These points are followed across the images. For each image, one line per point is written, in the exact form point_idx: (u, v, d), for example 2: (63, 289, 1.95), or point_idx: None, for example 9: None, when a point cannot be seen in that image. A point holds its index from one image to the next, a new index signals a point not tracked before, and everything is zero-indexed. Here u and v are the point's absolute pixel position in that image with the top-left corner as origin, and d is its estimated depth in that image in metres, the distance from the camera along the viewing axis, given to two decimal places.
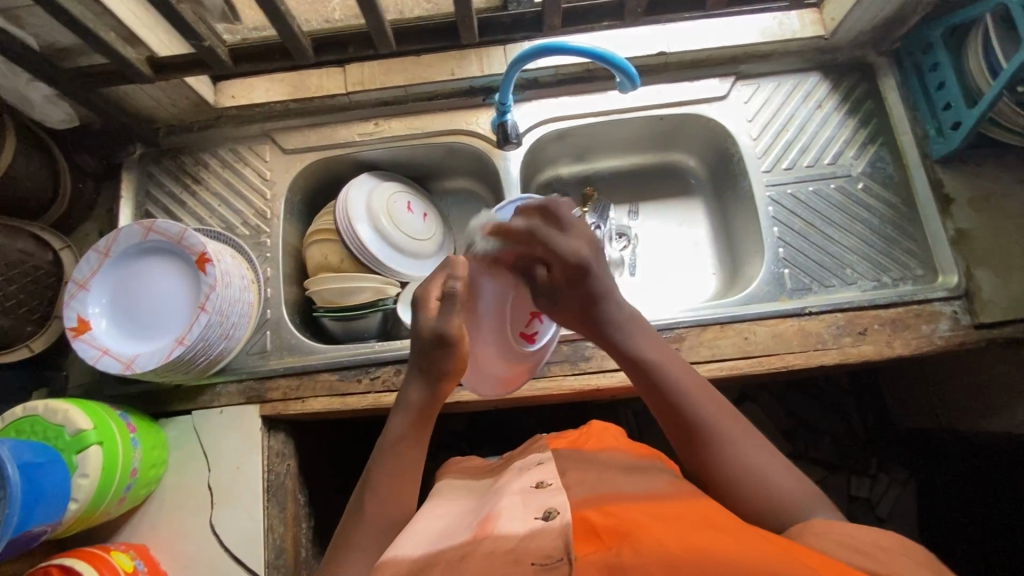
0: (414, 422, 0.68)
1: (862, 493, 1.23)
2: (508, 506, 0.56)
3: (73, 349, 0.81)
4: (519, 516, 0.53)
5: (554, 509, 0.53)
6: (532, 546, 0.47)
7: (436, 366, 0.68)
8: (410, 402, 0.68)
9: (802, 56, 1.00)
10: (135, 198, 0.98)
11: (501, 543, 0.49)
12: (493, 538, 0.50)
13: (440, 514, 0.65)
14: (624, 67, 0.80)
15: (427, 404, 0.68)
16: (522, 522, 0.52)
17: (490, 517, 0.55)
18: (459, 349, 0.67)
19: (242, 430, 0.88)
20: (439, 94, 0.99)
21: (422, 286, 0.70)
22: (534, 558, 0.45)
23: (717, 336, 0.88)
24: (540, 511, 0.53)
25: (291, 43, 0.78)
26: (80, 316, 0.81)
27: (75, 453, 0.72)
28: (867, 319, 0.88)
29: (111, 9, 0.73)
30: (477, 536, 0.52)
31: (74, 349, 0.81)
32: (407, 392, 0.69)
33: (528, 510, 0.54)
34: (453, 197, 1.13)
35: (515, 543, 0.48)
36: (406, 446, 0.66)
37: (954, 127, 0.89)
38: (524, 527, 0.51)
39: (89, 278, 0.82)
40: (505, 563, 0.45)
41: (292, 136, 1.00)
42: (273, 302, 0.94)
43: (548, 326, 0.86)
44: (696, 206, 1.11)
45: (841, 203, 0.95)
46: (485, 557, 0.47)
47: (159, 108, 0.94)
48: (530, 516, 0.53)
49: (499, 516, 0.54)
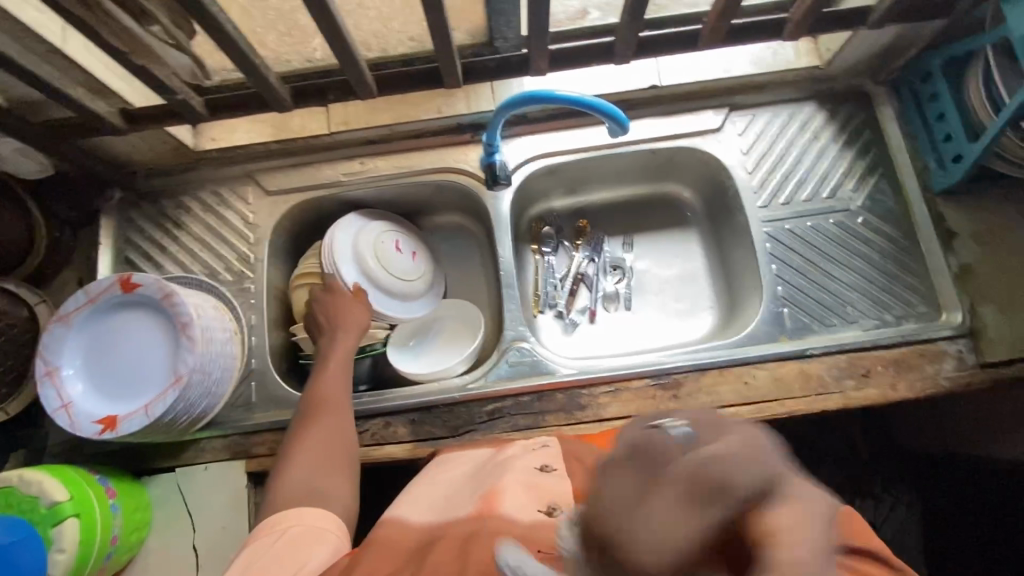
0: (343, 321, 0.87)
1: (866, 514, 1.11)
2: (511, 485, 0.61)
3: (42, 389, 0.77)
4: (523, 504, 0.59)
5: (558, 505, 0.57)
6: (542, 539, 0.51)
7: (336, 313, 0.88)
8: (333, 315, 0.88)
9: (799, 86, 0.97)
10: (115, 244, 0.95)
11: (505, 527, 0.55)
12: (496, 518, 0.56)
13: (446, 498, 0.63)
14: (612, 113, 0.77)
15: (355, 320, 0.88)
16: (527, 511, 0.57)
17: (494, 494, 0.60)
18: (343, 299, 0.90)
19: (228, 487, 0.85)
20: (425, 132, 0.97)
21: (332, 279, 0.91)
22: (540, 547, 0.49)
23: (717, 382, 0.85)
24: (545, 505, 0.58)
25: (269, 94, 0.74)
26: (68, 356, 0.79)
27: (52, 527, 0.70)
28: (870, 360, 0.85)
29: (81, 64, 0.70)
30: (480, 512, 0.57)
31: (43, 390, 0.77)
32: (326, 313, 0.88)
33: (530, 498, 0.60)
34: (443, 233, 1.08)
35: (522, 530, 0.53)
36: (323, 380, 0.82)
37: (955, 159, 0.87)
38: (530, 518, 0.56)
39: (72, 315, 0.79)
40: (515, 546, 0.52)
41: (275, 176, 0.97)
42: (258, 351, 0.91)
43: (203, 328, 0.79)
44: (692, 237, 1.07)
45: (841, 238, 0.92)
46: (490, 544, 0.52)
47: (137, 152, 0.91)
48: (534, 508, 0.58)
49: (501, 495, 0.59)
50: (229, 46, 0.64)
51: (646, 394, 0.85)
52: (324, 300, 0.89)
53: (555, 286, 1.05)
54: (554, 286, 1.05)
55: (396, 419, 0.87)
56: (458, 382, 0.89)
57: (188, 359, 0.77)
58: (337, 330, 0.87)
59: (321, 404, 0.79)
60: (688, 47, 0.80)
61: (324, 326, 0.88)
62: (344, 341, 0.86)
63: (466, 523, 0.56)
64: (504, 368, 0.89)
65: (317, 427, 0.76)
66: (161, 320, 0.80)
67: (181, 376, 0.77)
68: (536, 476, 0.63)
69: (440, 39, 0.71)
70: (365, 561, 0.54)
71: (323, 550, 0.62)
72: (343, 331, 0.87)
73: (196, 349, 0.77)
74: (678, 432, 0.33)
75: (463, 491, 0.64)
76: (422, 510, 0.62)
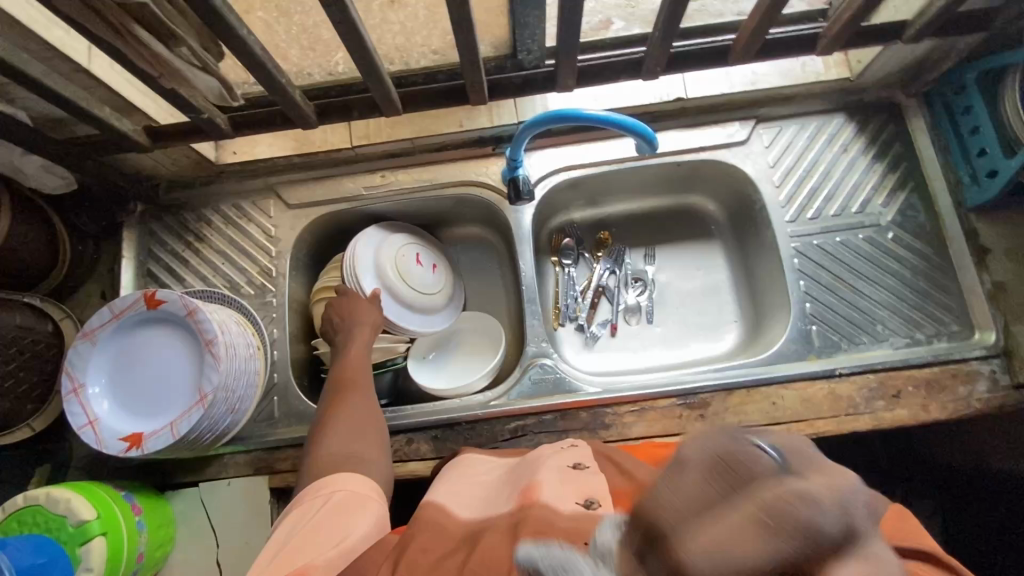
0: (359, 313, 0.87)
1: None
2: (547, 479, 0.60)
3: (67, 407, 0.77)
4: (561, 495, 0.57)
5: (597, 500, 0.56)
6: (586, 528, 0.52)
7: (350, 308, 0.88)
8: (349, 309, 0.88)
9: (827, 98, 0.95)
10: (137, 257, 0.95)
11: (549, 515, 0.53)
12: (539, 506, 0.54)
13: (482, 497, 0.62)
14: (641, 131, 0.76)
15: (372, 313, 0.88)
16: (565, 502, 0.56)
17: (531, 487, 0.59)
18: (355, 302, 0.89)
19: (251, 503, 0.85)
20: (447, 145, 0.96)
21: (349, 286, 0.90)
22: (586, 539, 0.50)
23: (744, 401, 0.84)
24: (582, 497, 0.57)
25: (293, 111, 0.74)
26: (92, 373, 0.79)
27: (80, 546, 0.70)
28: (900, 381, 0.84)
29: (105, 82, 0.70)
30: (523, 503, 0.56)
31: (68, 408, 0.77)
32: (342, 308, 0.88)
33: (567, 491, 0.58)
34: (463, 245, 1.08)
35: (565, 522, 0.52)
36: (347, 373, 0.82)
37: (990, 174, 0.85)
38: (568, 509, 0.55)
39: (97, 332, 0.79)
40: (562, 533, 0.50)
41: (296, 190, 0.97)
42: (279, 365, 0.91)
43: (228, 346, 0.79)
44: (716, 250, 1.06)
45: (870, 254, 0.90)
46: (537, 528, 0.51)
47: (159, 167, 0.91)
48: (572, 500, 0.57)
49: (540, 487, 0.58)
50: (258, 68, 0.64)
51: (672, 413, 0.84)
52: (340, 302, 0.89)
53: (576, 299, 1.04)
54: (575, 298, 1.04)
55: (419, 436, 0.86)
56: (480, 399, 0.88)
57: (212, 378, 0.77)
58: (354, 326, 0.86)
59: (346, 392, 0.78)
60: (718, 62, 0.79)
61: (338, 325, 0.87)
62: (361, 333, 0.85)
63: (506, 518, 0.55)
64: (526, 385, 0.88)
65: (347, 416, 0.75)
66: (185, 337, 0.80)
67: (206, 395, 0.76)
68: (570, 473, 0.62)
69: (468, 57, 0.71)
70: (414, 544, 0.53)
71: (367, 514, 0.61)
72: (358, 324, 0.86)
73: (221, 368, 0.77)
74: (772, 455, 0.32)
75: (500, 491, 0.63)
76: (462, 505, 0.61)
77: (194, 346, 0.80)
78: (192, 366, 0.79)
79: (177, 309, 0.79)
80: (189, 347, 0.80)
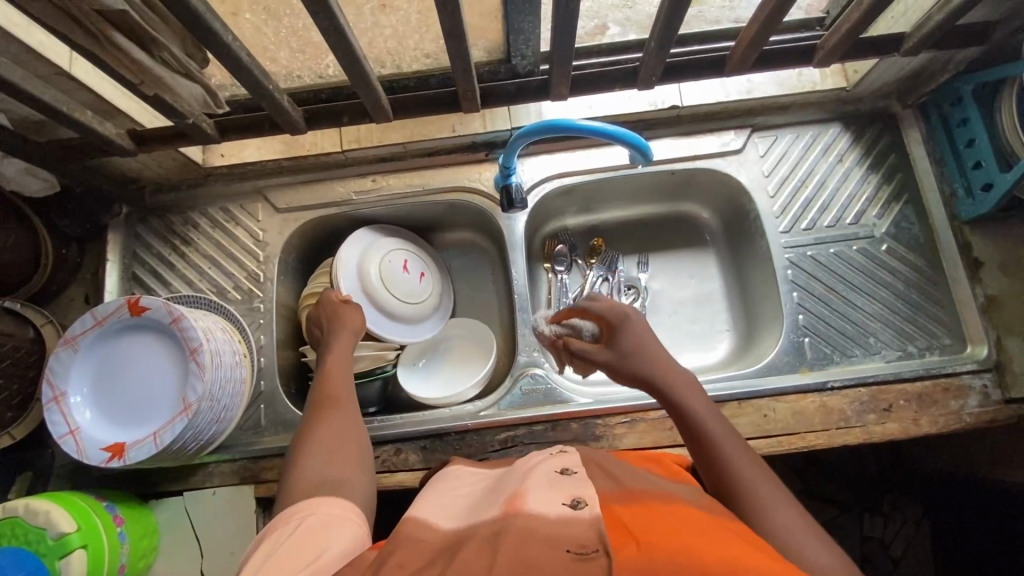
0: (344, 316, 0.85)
1: (876, 533, 1.06)
2: (534, 486, 0.56)
3: (48, 416, 0.75)
4: (547, 498, 0.53)
5: (583, 498, 0.52)
6: (569, 534, 0.46)
7: (334, 310, 0.86)
8: (333, 314, 0.86)
9: (823, 108, 0.95)
10: (122, 260, 0.94)
11: (534, 521, 0.48)
12: (524, 513, 0.50)
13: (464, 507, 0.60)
14: (636, 143, 0.76)
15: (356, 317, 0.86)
16: (551, 505, 0.52)
17: (517, 494, 0.55)
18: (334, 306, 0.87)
19: (236, 512, 0.84)
20: (438, 151, 0.95)
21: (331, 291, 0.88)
22: (569, 546, 0.44)
23: (735, 414, 0.83)
24: (569, 498, 0.53)
25: (280, 116, 0.72)
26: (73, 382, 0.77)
27: (58, 559, 0.69)
28: (891, 395, 0.83)
29: (87, 85, 0.69)
30: (507, 511, 0.51)
31: (48, 417, 0.75)
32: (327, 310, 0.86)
33: (556, 494, 0.54)
34: (455, 250, 1.06)
35: (549, 527, 0.47)
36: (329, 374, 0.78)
37: (985, 187, 0.84)
38: (554, 511, 0.50)
39: (79, 339, 0.78)
40: (543, 545, 0.45)
41: (285, 193, 0.95)
42: (266, 372, 0.89)
43: (213, 354, 0.77)
44: (709, 258, 1.05)
45: (864, 265, 0.90)
46: (520, 539, 0.46)
47: (145, 170, 0.90)
48: (558, 502, 0.53)
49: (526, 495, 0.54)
50: (244, 75, 0.62)
51: (663, 425, 0.83)
52: (324, 309, 0.87)
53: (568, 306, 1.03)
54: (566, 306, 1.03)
55: (407, 446, 0.85)
56: (470, 409, 0.88)
57: (196, 387, 0.75)
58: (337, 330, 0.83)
59: (326, 396, 0.75)
60: (713, 73, 0.78)
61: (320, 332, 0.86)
62: (344, 336, 0.83)
63: (489, 525, 0.50)
64: (517, 396, 0.88)
65: (326, 421, 0.72)
66: (170, 344, 0.79)
67: (189, 403, 0.75)
68: (557, 479, 0.59)
69: (460, 64, 0.69)
70: (391, 560, 0.46)
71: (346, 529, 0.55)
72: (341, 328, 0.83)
73: (204, 376, 0.75)
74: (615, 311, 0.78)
75: (487, 499, 0.59)
76: (443, 515, 0.57)
77: (178, 353, 0.78)
78: (176, 373, 0.78)
79: (161, 315, 0.77)
80: (172, 354, 0.79)
